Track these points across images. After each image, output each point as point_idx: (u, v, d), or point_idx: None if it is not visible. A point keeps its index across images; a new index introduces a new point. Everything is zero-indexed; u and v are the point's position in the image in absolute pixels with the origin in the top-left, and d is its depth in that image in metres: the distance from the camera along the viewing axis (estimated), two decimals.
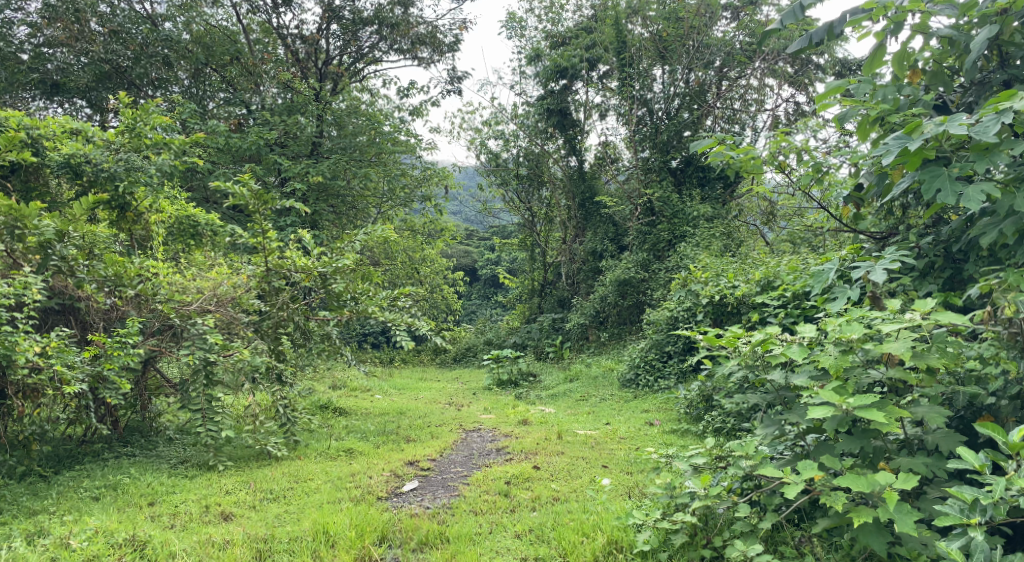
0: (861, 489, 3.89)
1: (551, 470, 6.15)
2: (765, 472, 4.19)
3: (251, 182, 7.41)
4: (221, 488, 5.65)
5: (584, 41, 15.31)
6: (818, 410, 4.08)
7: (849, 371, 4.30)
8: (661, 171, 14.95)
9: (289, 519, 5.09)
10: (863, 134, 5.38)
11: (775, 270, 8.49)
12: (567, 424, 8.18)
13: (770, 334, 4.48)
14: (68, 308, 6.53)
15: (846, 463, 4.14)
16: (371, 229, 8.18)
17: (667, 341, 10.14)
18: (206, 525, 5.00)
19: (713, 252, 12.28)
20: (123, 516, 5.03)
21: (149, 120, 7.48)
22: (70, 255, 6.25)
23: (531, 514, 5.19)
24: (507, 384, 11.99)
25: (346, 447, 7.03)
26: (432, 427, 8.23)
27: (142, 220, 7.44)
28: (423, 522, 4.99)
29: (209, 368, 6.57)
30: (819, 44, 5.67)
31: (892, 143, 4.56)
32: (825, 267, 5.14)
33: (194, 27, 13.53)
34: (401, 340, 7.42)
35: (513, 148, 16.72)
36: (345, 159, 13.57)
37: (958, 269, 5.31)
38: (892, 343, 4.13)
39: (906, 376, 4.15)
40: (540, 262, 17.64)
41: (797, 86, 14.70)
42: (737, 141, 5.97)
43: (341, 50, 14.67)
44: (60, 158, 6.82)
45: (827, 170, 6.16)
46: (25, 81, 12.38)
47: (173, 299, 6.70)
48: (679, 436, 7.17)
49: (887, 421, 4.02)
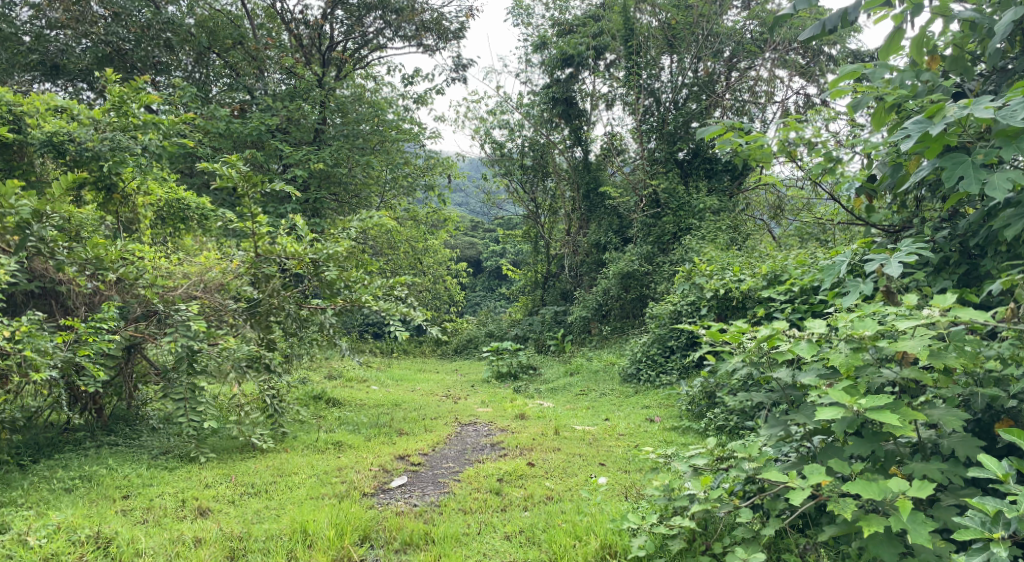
0: (873, 497, 3.62)
1: (546, 467, 5.92)
2: (770, 476, 3.92)
3: (240, 164, 7.14)
4: (200, 481, 5.44)
5: (592, 30, 15.06)
6: (827, 411, 3.82)
7: (860, 370, 4.02)
8: (667, 163, 14.63)
9: (268, 515, 4.87)
10: (880, 121, 5.12)
11: (782, 264, 8.16)
12: (565, 420, 7.93)
13: (777, 329, 4.26)
14: (48, 292, 6.39)
15: (855, 466, 3.88)
16: (366, 215, 7.91)
17: (669, 335, 9.84)
18: (181, 521, 4.77)
19: (720, 245, 12.02)
20: (91, 511, 4.80)
21: (137, 99, 7.31)
22: (50, 236, 5.97)
23: (521, 514, 4.96)
24: (506, 377, 11.77)
25: (335, 439, 6.82)
26: (426, 420, 7.99)
27: (130, 201, 7.28)
28: (408, 522, 4.75)
29: (193, 356, 6.33)
30: (831, 30, 5.34)
31: (911, 128, 4.29)
32: (837, 260, 4.81)
33: (198, 11, 13.43)
34: (395, 331, 7.18)
35: (517, 137, 16.48)
36: (347, 146, 13.28)
37: (975, 265, 5.05)
38: (908, 341, 3.86)
39: (921, 376, 3.89)
40: (543, 254, 17.33)
41: (808, 78, 14.32)
42: (746, 128, 5.65)
43: (345, 35, 14.21)
44: (43, 136, 6.54)
45: (839, 160, 5.88)
46: (25, 63, 12.10)
47: (156, 283, 6.49)
48: (681, 434, 6.93)
49: (903, 424, 3.76)
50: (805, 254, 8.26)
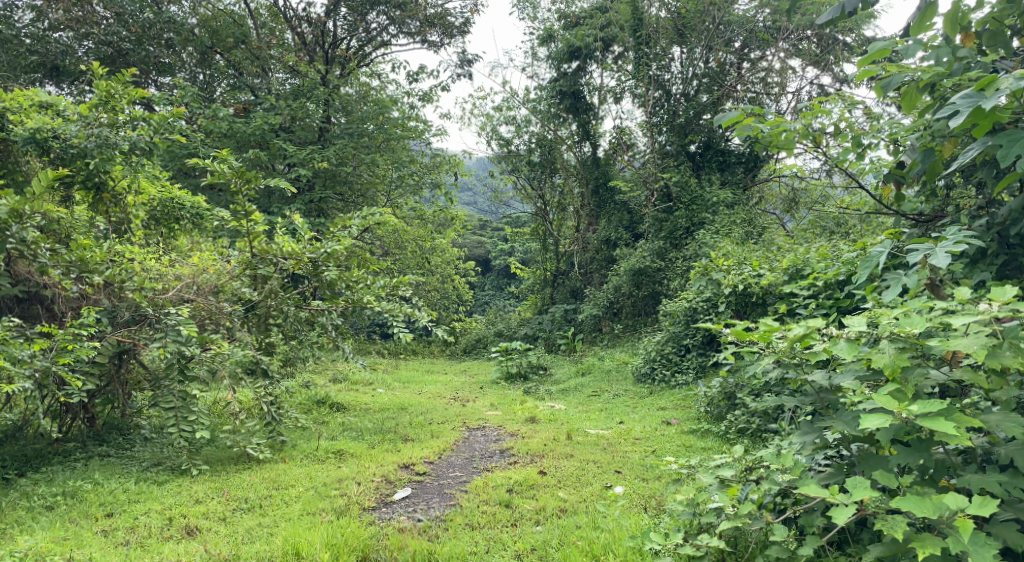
0: (928, 515, 3.26)
1: (559, 476, 5.55)
2: (809, 490, 3.55)
3: (232, 159, 6.77)
4: (191, 496, 5.11)
5: (598, 21, 14.57)
6: (873, 419, 3.44)
7: (907, 373, 3.63)
8: (678, 155, 14.29)
9: (259, 535, 4.54)
10: (913, 103, 4.70)
11: (804, 258, 7.71)
12: (577, 423, 7.57)
13: (811, 328, 3.86)
14: (34, 296, 6.05)
15: (903, 479, 3.51)
16: (367, 213, 7.57)
17: (685, 333, 9.42)
18: (165, 543, 4.45)
19: (735, 239, 11.60)
20: (68, 533, 4.50)
21: (125, 93, 6.91)
22: (31, 238, 5.64)
23: (533, 530, 4.62)
24: (516, 378, 11.40)
25: (335, 447, 6.47)
26: (433, 426, 7.64)
27: (122, 202, 6.98)
28: (411, 540, 4.42)
29: (183, 363, 5.99)
30: (850, 11, 4.77)
31: (961, 102, 3.93)
32: (872, 250, 4.35)
33: (201, 10, 13.08)
34: (398, 333, 6.80)
35: (524, 133, 16.17)
36: (352, 144, 12.93)
37: (1016, 255, 4.65)
38: (961, 338, 3.47)
39: (975, 378, 3.51)
40: (552, 252, 16.95)
41: (821, 67, 13.84)
42: (767, 111, 5.17)
43: (349, 32, 13.81)
44: (26, 133, 6.20)
45: (867, 145, 5.47)
46: (25, 65, 11.84)
47: (145, 287, 6.19)
48: (700, 437, 6.55)
49: (958, 434, 3.38)
50: (827, 247, 7.83)
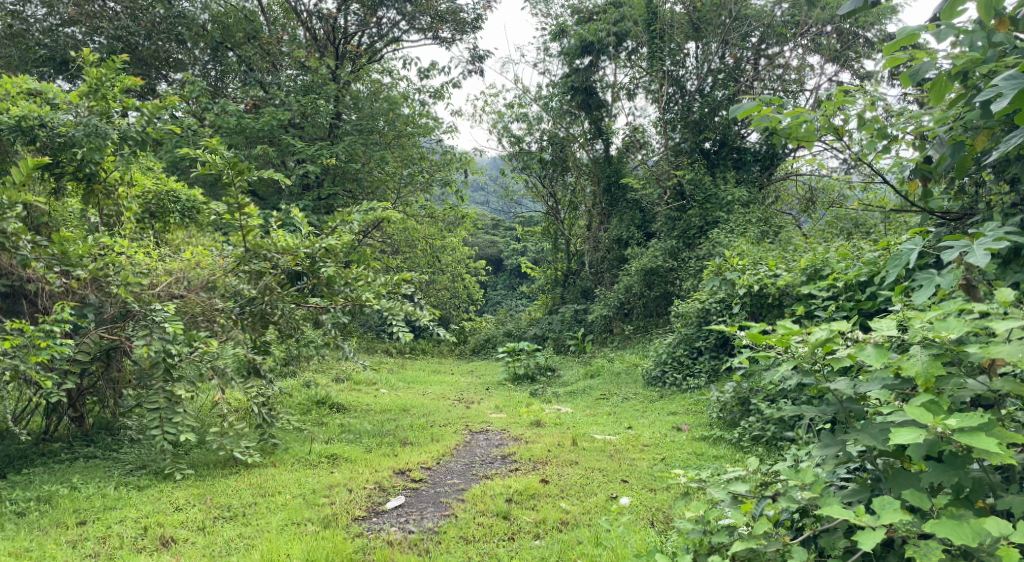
0: (966, 542, 2.94)
1: (562, 485, 5.24)
2: (831, 512, 3.23)
3: (224, 149, 6.47)
4: (171, 503, 4.84)
5: (611, 16, 14.26)
6: (906, 434, 3.11)
7: (941, 382, 3.29)
8: (693, 152, 13.87)
9: (237, 547, 4.27)
10: (940, 92, 4.22)
11: (823, 257, 7.37)
12: (583, 428, 7.25)
13: (835, 331, 3.50)
14: (17, 289, 5.82)
15: (937, 500, 3.19)
16: (369, 208, 7.27)
17: (697, 336, 9.12)
18: (136, 555, 4.19)
19: (751, 239, 11.24)
20: (32, 544, 4.25)
21: (116, 80, 6.57)
22: (11, 231, 5.38)
23: (531, 544, 4.33)
24: (523, 380, 11.08)
25: (329, 451, 6.18)
26: (434, 429, 7.35)
27: (115, 193, 6.72)
28: (398, 556, 4.15)
29: (169, 362, 5.72)
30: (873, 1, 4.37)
31: (1004, 84, 3.59)
32: (902, 249, 3.99)
33: (213, 7, 12.74)
34: (397, 332, 6.50)
35: (536, 131, 15.84)
36: (361, 141, 12.60)
37: None
38: (1003, 346, 3.13)
39: (1017, 388, 3.18)
40: (563, 251, 16.62)
41: (841, 63, 13.43)
42: (785, 102, 4.81)
43: (359, 27, 13.54)
44: (10, 121, 5.88)
45: (891, 137, 5.08)
46: (34, 59, 11.71)
47: (130, 282, 5.80)
48: (712, 445, 6.22)
49: (999, 452, 3.05)
50: (847, 246, 7.49)
